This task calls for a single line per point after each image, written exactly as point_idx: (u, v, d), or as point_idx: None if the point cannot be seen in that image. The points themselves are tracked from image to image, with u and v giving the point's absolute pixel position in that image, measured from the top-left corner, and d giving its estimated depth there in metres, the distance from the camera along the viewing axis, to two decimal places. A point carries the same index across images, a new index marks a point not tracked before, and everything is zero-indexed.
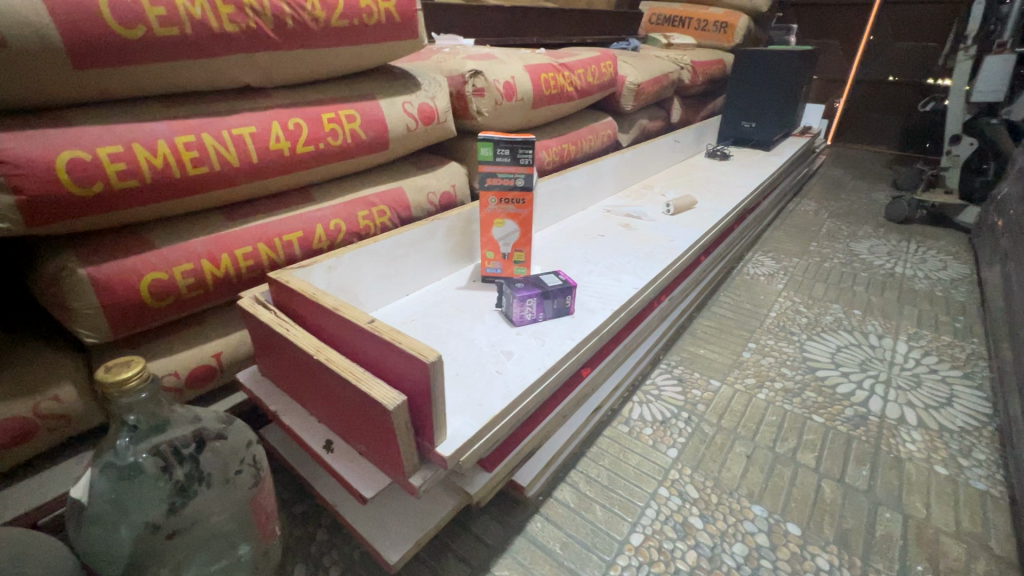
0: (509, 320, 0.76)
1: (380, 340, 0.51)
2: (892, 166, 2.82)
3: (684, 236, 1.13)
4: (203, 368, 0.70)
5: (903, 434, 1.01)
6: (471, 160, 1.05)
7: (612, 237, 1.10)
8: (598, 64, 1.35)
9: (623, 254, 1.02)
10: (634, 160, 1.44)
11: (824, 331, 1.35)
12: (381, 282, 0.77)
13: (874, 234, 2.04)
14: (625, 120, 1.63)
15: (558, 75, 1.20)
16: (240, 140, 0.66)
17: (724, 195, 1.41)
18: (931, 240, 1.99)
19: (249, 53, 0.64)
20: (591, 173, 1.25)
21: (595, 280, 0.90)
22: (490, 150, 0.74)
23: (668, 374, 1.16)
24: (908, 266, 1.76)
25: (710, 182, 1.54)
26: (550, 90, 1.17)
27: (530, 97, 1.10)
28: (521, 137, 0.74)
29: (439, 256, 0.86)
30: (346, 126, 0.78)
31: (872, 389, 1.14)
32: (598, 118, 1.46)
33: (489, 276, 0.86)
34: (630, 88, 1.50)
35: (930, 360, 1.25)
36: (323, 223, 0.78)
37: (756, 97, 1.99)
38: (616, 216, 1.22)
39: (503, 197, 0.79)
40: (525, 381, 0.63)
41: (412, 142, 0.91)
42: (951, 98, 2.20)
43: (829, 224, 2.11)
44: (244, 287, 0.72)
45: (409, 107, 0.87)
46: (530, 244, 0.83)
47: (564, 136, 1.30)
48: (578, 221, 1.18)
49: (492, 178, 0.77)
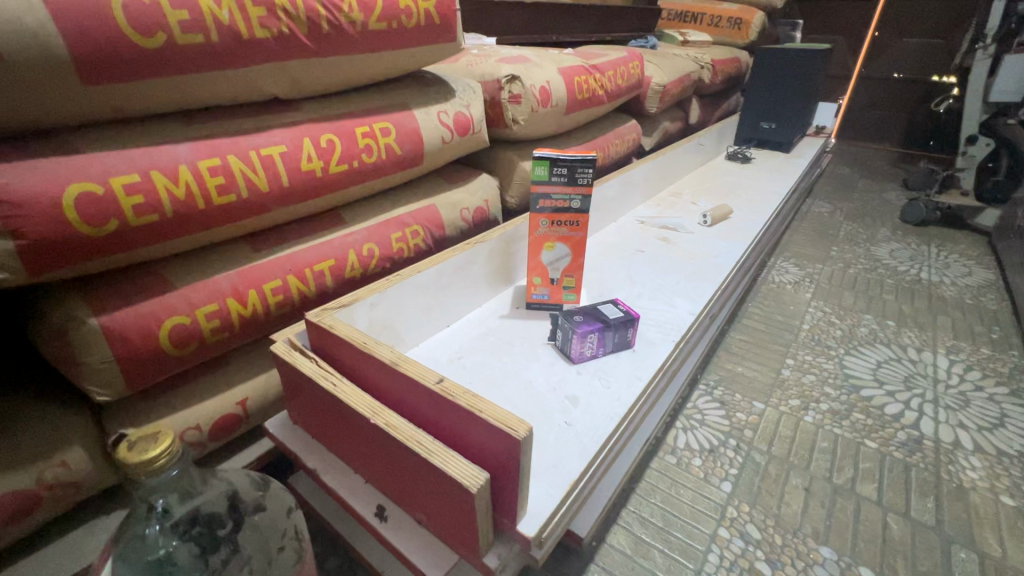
0: (566, 356, 0.69)
1: (454, 406, 0.43)
2: (901, 164, 2.79)
3: (726, 250, 1.07)
4: (229, 417, 0.62)
5: (961, 460, 0.97)
6: (506, 173, 0.98)
7: (653, 253, 1.03)
8: (626, 65, 1.28)
9: (670, 274, 0.95)
10: (662, 165, 1.36)
11: (861, 345, 1.30)
12: (422, 316, 0.69)
13: (894, 237, 1.99)
14: (647, 122, 1.55)
15: (590, 77, 1.13)
16: (269, 161, 0.58)
17: (757, 202, 1.35)
18: (951, 243, 1.96)
19: (280, 61, 0.56)
20: (623, 181, 1.17)
21: (646, 306, 0.83)
22: (546, 169, 0.67)
23: (710, 397, 1.10)
24: (932, 272, 1.72)
25: (738, 188, 1.47)
26: (583, 94, 1.10)
27: (564, 102, 1.02)
28: (580, 154, 0.66)
29: (481, 281, 0.79)
30: (380, 140, 0.70)
31: (921, 409, 1.09)
32: (623, 121, 1.38)
33: (535, 303, 0.79)
34: (655, 89, 1.43)
35: (975, 376, 1.21)
36: (356, 248, 0.71)
37: (777, 97, 1.93)
38: (651, 228, 1.15)
39: (555, 219, 0.72)
40: (599, 434, 0.57)
41: (447, 155, 0.84)
42: (968, 98, 2.16)
43: (847, 226, 2.06)
44: (273, 325, 0.64)
45: (444, 117, 0.80)
46: (582, 269, 0.76)
47: (593, 142, 1.23)
48: (613, 234, 1.11)
49: (547, 200, 0.70)
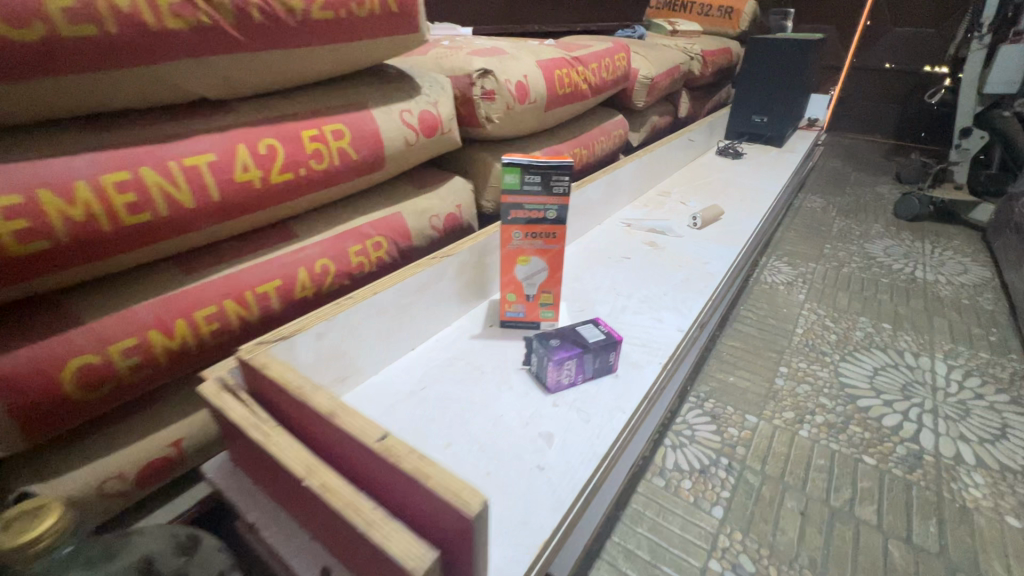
0: (541, 384, 0.62)
1: (397, 471, 0.37)
2: (893, 156, 2.74)
3: (717, 255, 1.01)
4: (160, 462, 0.55)
5: (964, 477, 0.92)
6: (481, 175, 0.91)
7: (640, 260, 0.97)
8: (612, 57, 1.21)
9: (657, 284, 0.88)
10: (650, 162, 1.29)
11: (857, 350, 1.25)
12: (380, 341, 0.62)
13: (887, 233, 1.94)
14: (635, 117, 1.48)
15: (572, 69, 1.05)
16: (194, 172, 0.50)
17: (749, 202, 1.29)
18: (945, 239, 1.91)
19: (204, 57, 0.48)
20: (609, 180, 1.10)
21: (632, 322, 0.77)
22: (517, 176, 0.60)
23: (700, 411, 1.04)
24: (927, 270, 1.67)
25: (729, 186, 1.41)
26: (564, 89, 1.02)
27: (543, 98, 0.95)
28: (556, 160, 0.59)
29: (450, 297, 0.72)
30: (331, 144, 0.63)
31: (920, 421, 1.04)
32: (609, 116, 1.31)
33: (509, 320, 0.73)
34: (643, 83, 1.36)
35: (974, 383, 1.16)
36: (306, 266, 0.64)
37: (769, 89, 1.86)
38: (638, 231, 1.08)
39: (529, 231, 0.65)
40: (575, 480, 0.50)
41: (413, 158, 0.76)
42: (963, 89, 2.11)
43: (840, 222, 2.00)
44: (210, 356, 0.57)
45: (408, 117, 0.72)
46: (560, 284, 0.70)
47: (576, 140, 1.16)
48: (598, 237, 1.04)
49: (519, 210, 0.63)
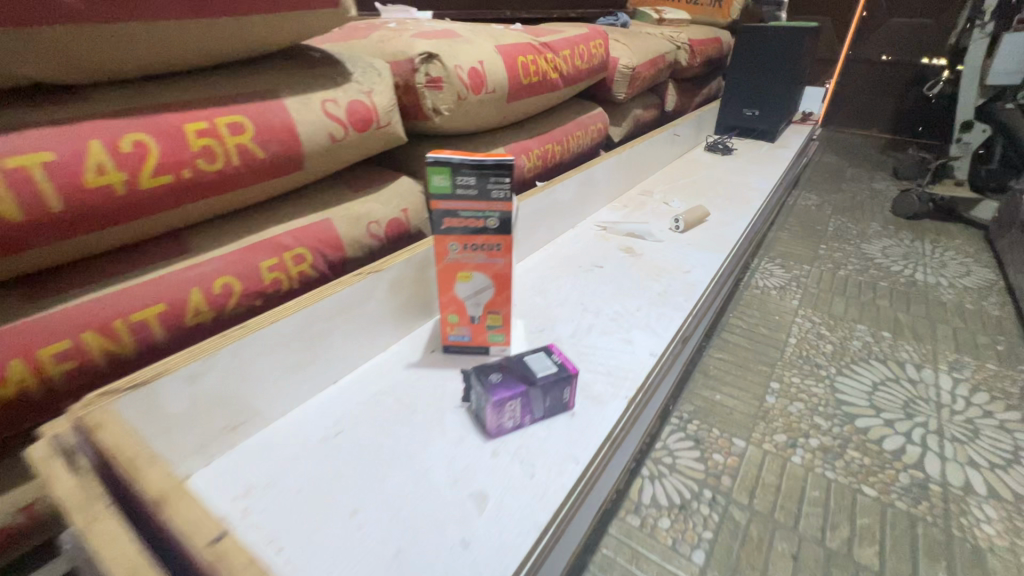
0: (480, 427, 0.52)
1: None
2: (890, 151, 2.64)
3: (700, 261, 0.91)
4: (4, 533, 0.44)
5: (975, 510, 0.82)
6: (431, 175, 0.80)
7: (613, 268, 0.86)
8: (588, 45, 1.10)
9: (631, 297, 0.78)
10: (631, 159, 1.19)
11: (854, 363, 1.15)
12: (284, 377, 0.52)
13: (885, 232, 1.85)
14: (616, 110, 1.38)
15: (540, 56, 0.95)
16: (22, 175, 0.39)
17: (738, 202, 1.18)
18: (945, 239, 1.82)
19: (24, 27, 0.38)
20: (582, 180, 1.00)
21: (597, 344, 0.67)
22: (447, 178, 0.50)
23: (682, 435, 0.94)
24: (928, 272, 1.58)
25: (717, 184, 1.30)
26: (530, 78, 0.92)
27: (503, 87, 0.85)
28: (493, 159, 0.49)
29: (382, 320, 0.61)
30: (227, 140, 0.52)
31: (924, 443, 0.94)
32: (585, 110, 1.21)
33: (453, 345, 0.62)
34: (623, 73, 1.26)
35: (981, 399, 1.06)
36: (200, 286, 0.53)
37: (761, 81, 1.76)
38: (614, 236, 0.98)
39: (468, 242, 0.54)
40: (506, 561, 0.40)
41: (343, 155, 0.66)
42: (964, 80, 2.01)
43: (836, 221, 1.91)
44: (67, 401, 0.46)
45: (332, 108, 0.62)
46: (509, 304, 0.59)
47: (546, 135, 1.05)
48: (569, 244, 0.94)
49: (453, 218, 0.52)
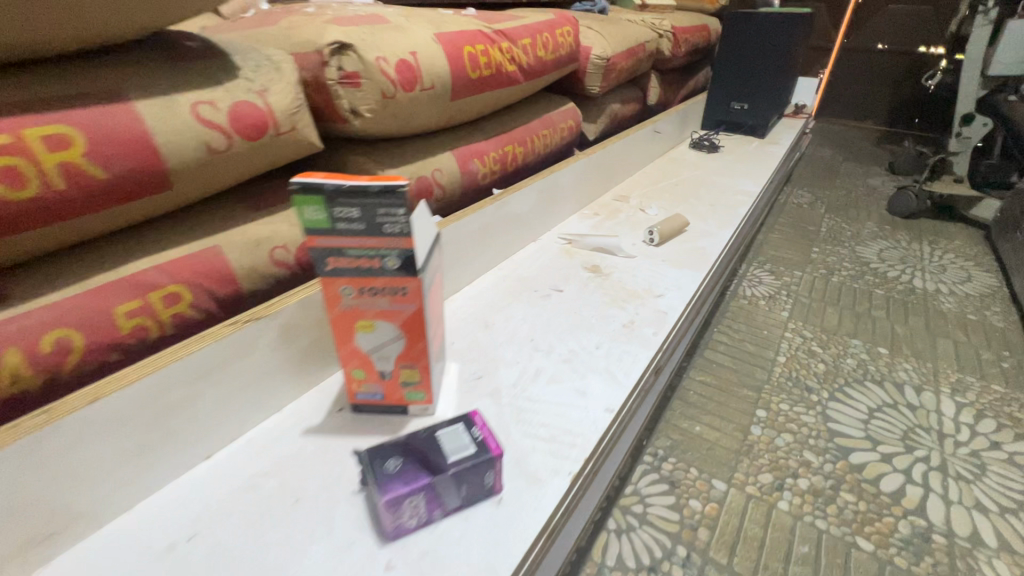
0: (378, 527, 0.41)
1: None
2: (886, 145, 2.53)
3: (675, 282, 0.79)
4: None
5: (984, 567, 0.72)
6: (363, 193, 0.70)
7: (575, 292, 0.75)
8: (553, 33, 0.97)
9: (591, 331, 0.67)
10: (604, 160, 1.07)
11: (848, 385, 1.05)
12: (120, 465, 0.40)
13: (881, 233, 1.74)
14: (590, 105, 1.25)
15: (493, 46, 0.82)
16: None
17: (721, 207, 1.07)
18: (944, 240, 1.71)
19: None
20: (544, 188, 0.88)
21: (543, 396, 0.55)
22: (323, 209, 0.38)
23: (655, 476, 0.83)
24: (926, 277, 1.48)
25: (700, 187, 1.19)
26: (481, 72, 0.80)
27: (443, 83, 0.72)
28: (381, 185, 0.37)
29: (272, 374, 0.50)
30: (45, 157, 0.40)
31: (926, 483, 0.84)
32: (553, 105, 1.09)
33: (362, 404, 0.51)
34: (596, 64, 1.13)
35: (988, 427, 0.96)
36: (17, 345, 0.41)
37: (750, 72, 1.63)
38: (579, 252, 0.86)
39: (363, 286, 0.43)
40: None
41: (230, 169, 0.54)
42: (966, 70, 1.89)
43: (829, 221, 1.80)
44: None
45: (208, 112, 0.50)
46: (425, 356, 0.48)
47: (505, 136, 0.93)
48: (527, 262, 0.82)
49: (339, 257, 0.41)
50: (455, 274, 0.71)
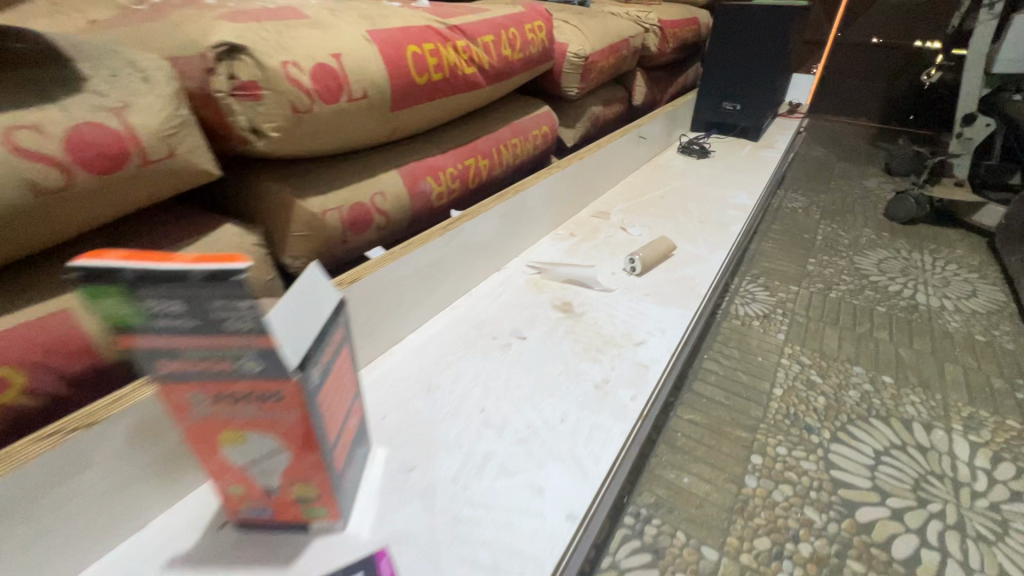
0: None
1: None
2: (880, 142, 2.42)
3: (657, 323, 0.68)
4: None
5: None
6: (281, 224, 0.57)
7: (540, 340, 0.63)
8: (520, 28, 0.85)
9: (557, 395, 0.55)
10: (582, 173, 0.95)
11: (852, 423, 0.95)
12: None
13: (880, 241, 1.64)
14: (568, 108, 1.13)
15: (445, 45, 0.70)
16: None
17: (711, 225, 0.96)
18: (946, 248, 1.62)
19: None
20: (508, 210, 0.76)
21: (489, 500, 0.44)
22: (126, 303, 0.26)
23: (636, 545, 0.72)
24: (929, 291, 1.38)
25: (688, 200, 1.07)
26: (430, 76, 0.67)
27: (378, 90, 0.60)
28: (206, 268, 0.25)
29: (126, 485, 0.38)
30: None
31: (942, 547, 0.74)
32: (524, 111, 0.96)
33: (247, 522, 0.39)
34: (573, 64, 1.01)
35: (1006, 473, 0.87)
36: None
37: (743, 70, 1.52)
38: (549, 284, 0.75)
39: (219, 394, 0.31)
40: None
41: (79, 211, 0.41)
42: (969, 68, 1.78)
43: (825, 228, 1.69)
44: None
45: (33, 140, 0.37)
46: (323, 470, 0.36)
47: (466, 148, 0.81)
48: (488, 299, 0.71)
49: (173, 360, 0.29)
50: (394, 322, 0.60)
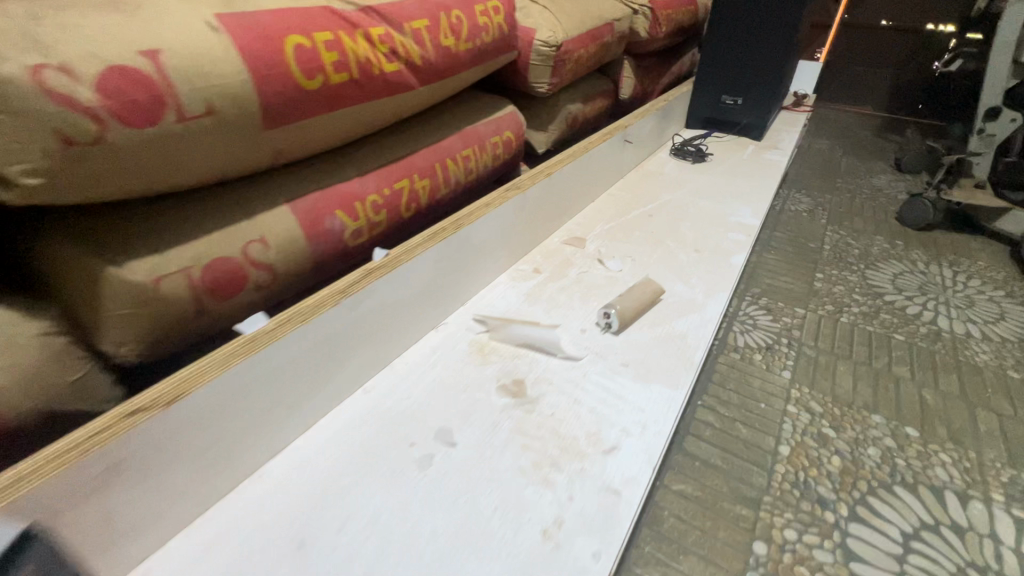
0: None
1: None
2: (888, 131, 2.10)
3: (637, 411, 0.51)
4: None
5: None
6: (90, 303, 0.40)
7: (474, 450, 0.46)
8: (468, 10, 0.66)
9: (485, 552, 0.39)
10: (550, 192, 0.77)
11: (874, 495, 0.76)
12: None
13: (894, 251, 1.45)
14: (539, 107, 0.94)
15: (351, 33, 0.51)
16: None
17: (707, 257, 0.79)
18: (967, 260, 1.44)
19: None
20: (446, 252, 0.59)
21: None
22: None
23: None
24: (952, 314, 1.20)
25: (681, 220, 0.90)
26: (326, 78, 0.49)
27: (233, 101, 0.41)
28: None
29: None
30: None
31: None
32: (478, 113, 0.78)
33: None
34: (540, 54, 0.82)
35: None
36: None
37: (745, 58, 1.33)
38: (498, 351, 0.58)
39: None
40: None
41: None
42: (998, 54, 1.50)
43: (833, 235, 1.49)
44: None
45: None
46: None
47: (395, 167, 0.63)
48: (414, 377, 0.53)
49: None
50: (263, 434, 0.43)
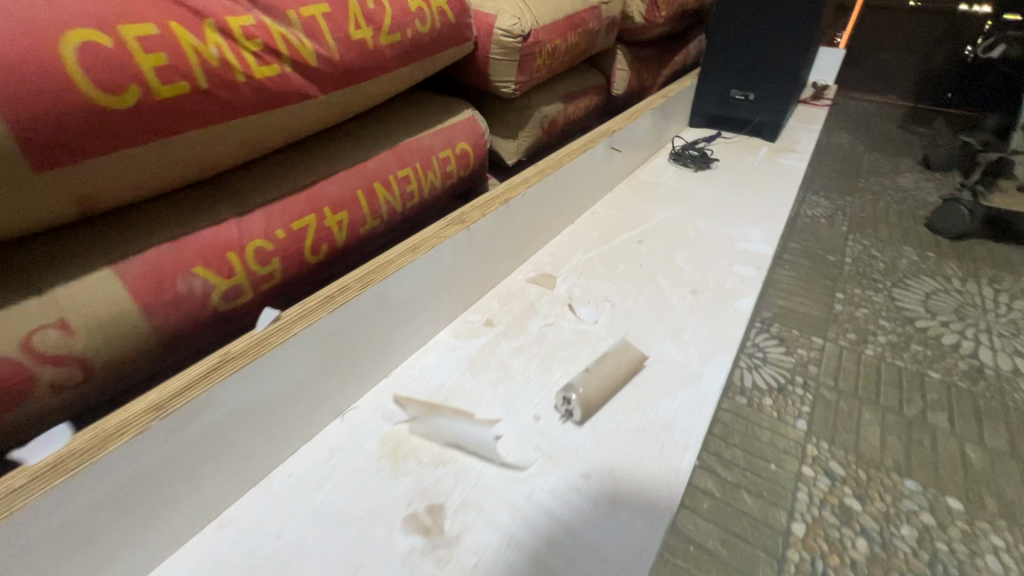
0: None
1: None
2: (914, 124, 1.65)
3: (591, 561, 0.37)
4: None
5: None
6: None
7: None
8: None
9: None
10: (509, 222, 0.62)
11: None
12: None
13: (926, 265, 1.01)
14: (508, 110, 0.79)
15: (191, 24, 0.36)
16: None
17: (704, 303, 0.63)
18: (1010, 276, 1.00)
19: None
20: (346, 323, 0.43)
21: None
22: None
23: None
24: (1000, 345, 0.78)
25: (674, 250, 0.73)
26: (148, 91, 0.34)
27: None
28: None
29: None
30: None
31: None
32: (420, 121, 0.62)
33: None
34: (504, 47, 0.67)
35: None
36: None
37: (760, 47, 1.15)
38: (415, 455, 0.43)
39: None
40: None
41: None
42: None
43: (854, 243, 1.06)
44: None
45: None
46: None
47: (291, 203, 0.48)
48: (295, 502, 0.39)
49: None
50: None
